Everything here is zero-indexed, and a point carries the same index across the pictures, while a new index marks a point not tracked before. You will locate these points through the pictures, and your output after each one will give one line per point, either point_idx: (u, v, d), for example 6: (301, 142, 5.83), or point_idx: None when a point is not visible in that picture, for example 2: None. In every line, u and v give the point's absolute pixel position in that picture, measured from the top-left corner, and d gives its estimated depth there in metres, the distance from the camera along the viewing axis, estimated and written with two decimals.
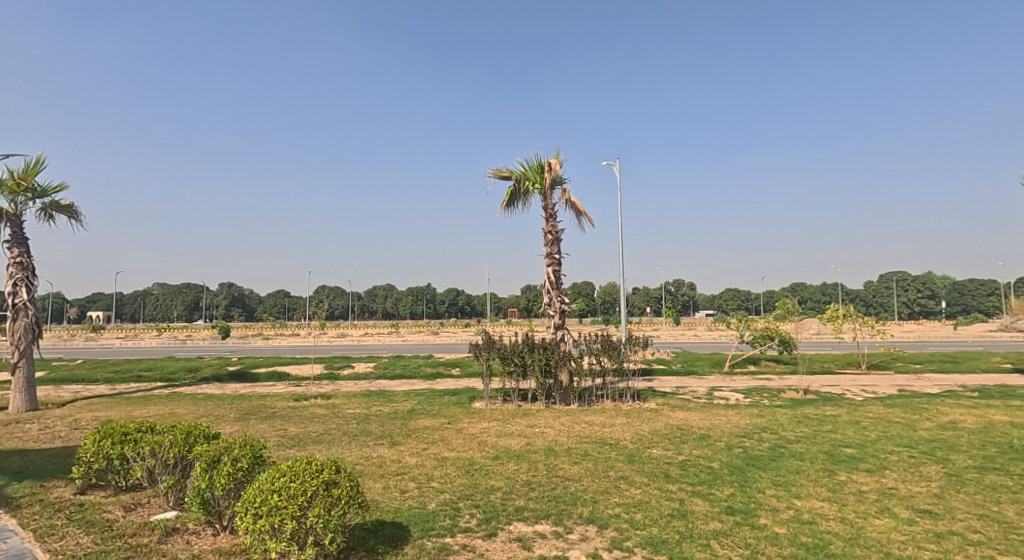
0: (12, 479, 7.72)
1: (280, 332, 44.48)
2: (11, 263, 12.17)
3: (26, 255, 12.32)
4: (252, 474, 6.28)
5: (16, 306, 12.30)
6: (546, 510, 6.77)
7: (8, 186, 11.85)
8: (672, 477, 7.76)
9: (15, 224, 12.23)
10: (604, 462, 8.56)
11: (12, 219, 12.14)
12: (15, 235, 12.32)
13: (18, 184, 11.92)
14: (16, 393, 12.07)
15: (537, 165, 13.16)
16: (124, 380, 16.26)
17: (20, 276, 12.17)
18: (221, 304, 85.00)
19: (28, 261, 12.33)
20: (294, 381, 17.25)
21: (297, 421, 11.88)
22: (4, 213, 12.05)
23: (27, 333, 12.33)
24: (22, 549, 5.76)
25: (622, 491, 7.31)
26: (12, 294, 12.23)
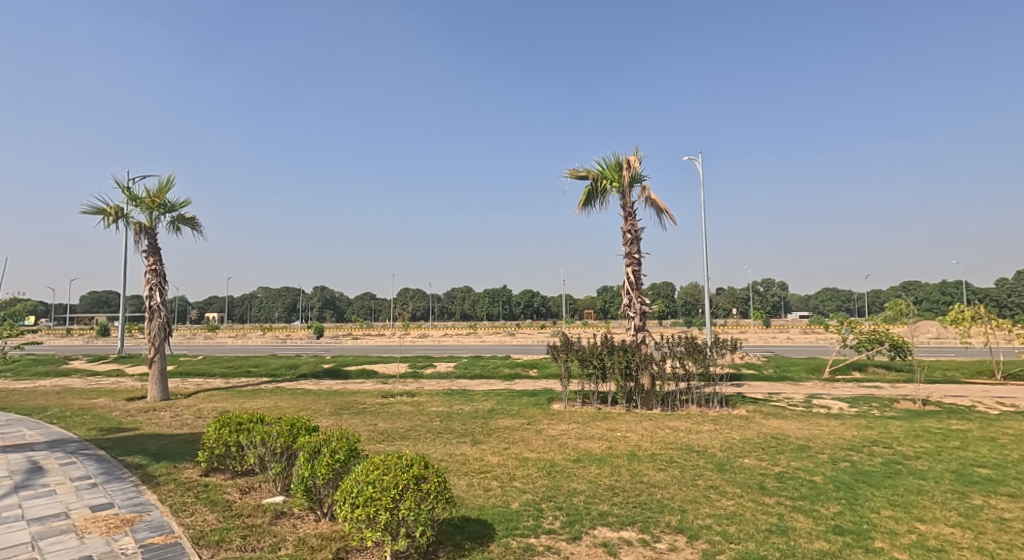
0: (153, 459, 8.49)
1: (368, 333, 46.19)
2: (148, 271, 13.38)
3: (160, 263, 13.52)
4: (349, 465, 6.58)
5: (152, 308, 13.54)
6: (632, 517, 6.60)
7: (146, 203, 13.07)
8: (768, 490, 7.35)
9: (152, 236, 13.46)
10: (692, 470, 8.25)
11: (148, 232, 13.36)
12: (152, 246, 13.56)
13: (154, 202, 13.10)
14: (152, 385, 13.30)
15: (616, 163, 12.93)
16: (237, 374, 17.61)
17: (155, 281, 13.38)
18: (314, 305, 89.93)
19: (162, 268, 13.53)
20: (381, 378, 17.95)
21: (385, 417, 12.31)
22: (143, 226, 13.30)
23: (161, 331, 13.52)
24: (162, 521, 6.27)
25: (712, 502, 7.00)
26: (149, 297, 13.49)
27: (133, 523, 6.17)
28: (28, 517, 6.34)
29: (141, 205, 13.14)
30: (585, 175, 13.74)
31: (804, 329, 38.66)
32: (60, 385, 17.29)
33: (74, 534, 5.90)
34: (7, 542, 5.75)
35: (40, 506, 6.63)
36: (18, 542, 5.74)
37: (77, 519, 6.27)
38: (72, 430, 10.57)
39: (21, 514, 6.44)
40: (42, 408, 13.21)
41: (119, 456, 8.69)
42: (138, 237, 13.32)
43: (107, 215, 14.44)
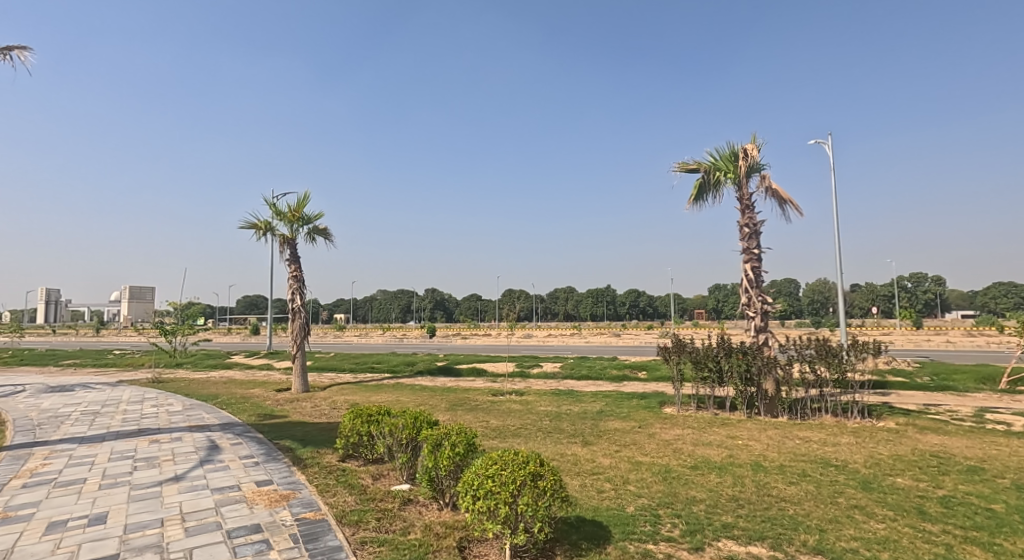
0: (300, 443, 9.25)
1: (475, 333, 47.01)
2: (291, 277, 14.75)
3: (301, 271, 14.85)
4: (468, 458, 6.68)
5: (295, 310, 14.88)
6: (761, 532, 6.13)
7: (288, 217, 14.38)
8: (929, 516, 6.55)
9: (294, 247, 14.77)
10: (830, 486, 7.54)
11: (291, 243, 14.66)
12: (293, 255, 14.88)
13: (295, 216, 14.39)
14: (296, 378, 14.56)
15: (730, 153, 12.23)
16: (362, 369, 18.75)
17: (296, 287, 14.70)
18: (425, 305, 93.90)
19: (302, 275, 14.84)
20: (491, 377, 18.27)
21: (496, 414, 12.48)
22: (286, 239, 14.64)
23: (303, 330, 14.77)
24: (311, 499, 6.73)
25: (858, 523, 6.35)
26: (292, 301, 14.87)
27: (290, 499, 6.69)
28: (212, 486, 7.15)
29: (285, 219, 14.48)
30: (696, 169, 13.14)
31: (969, 329, 36.27)
32: (222, 376, 19.49)
33: (246, 503, 6.54)
34: (199, 506, 6.50)
35: (219, 478, 7.44)
36: (206, 506, 6.47)
37: (247, 491, 6.95)
38: (235, 415, 11.83)
39: (206, 483, 7.28)
40: (208, 396, 14.92)
41: (274, 439, 9.57)
42: (283, 248, 14.65)
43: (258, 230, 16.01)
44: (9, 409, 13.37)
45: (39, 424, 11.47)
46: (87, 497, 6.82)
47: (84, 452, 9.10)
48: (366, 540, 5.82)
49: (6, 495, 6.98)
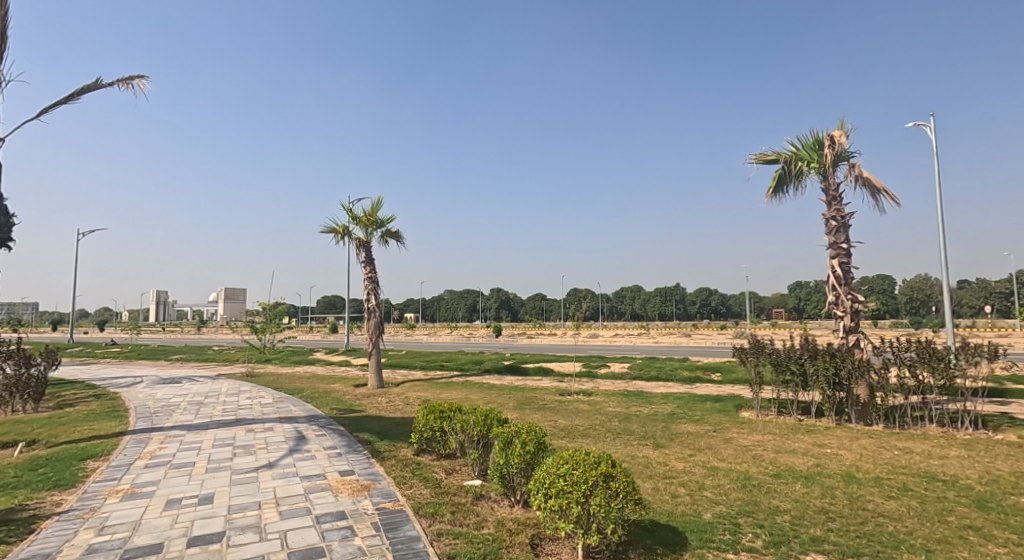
0: (377, 437, 9.66)
1: (544, 333, 44.92)
2: (366, 279, 15.53)
3: (374, 272, 15.57)
4: (539, 457, 6.72)
5: (370, 309, 15.62)
6: (856, 548, 5.83)
7: (363, 221, 15.02)
8: None
9: (368, 250, 15.39)
10: (937, 503, 7.02)
11: (366, 246, 15.29)
12: (368, 258, 15.54)
13: (369, 220, 15.02)
14: (370, 374, 15.28)
15: (814, 141, 11.66)
16: (432, 367, 19.23)
17: (370, 287, 15.44)
18: (491, 305, 94.93)
19: (376, 276, 15.57)
20: (557, 376, 18.27)
21: (564, 414, 12.48)
22: (362, 242, 15.31)
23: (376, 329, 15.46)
24: (389, 490, 7.12)
25: (972, 546, 5.89)
26: (367, 300, 15.61)
27: (370, 488, 7.18)
28: (301, 474, 7.87)
29: (360, 223, 15.14)
30: (775, 160, 12.62)
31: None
32: (304, 372, 20.60)
33: (331, 491, 7.13)
34: (290, 492, 7.19)
35: (307, 467, 8.17)
36: (297, 492, 7.15)
37: (332, 480, 7.58)
38: (319, 408, 12.53)
39: (296, 471, 8.02)
40: (294, 389, 15.86)
41: (353, 432, 10.05)
42: (358, 251, 15.30)
43: (336, 234, 16.76)
44: (127, 397, 14.86)
45: (156, 410, 12.68)
46: (197, 478, 7.76)
47: (192, 437, 10.01)
48: (441, 532, 5.99)
49: (132, 473, 8.01)
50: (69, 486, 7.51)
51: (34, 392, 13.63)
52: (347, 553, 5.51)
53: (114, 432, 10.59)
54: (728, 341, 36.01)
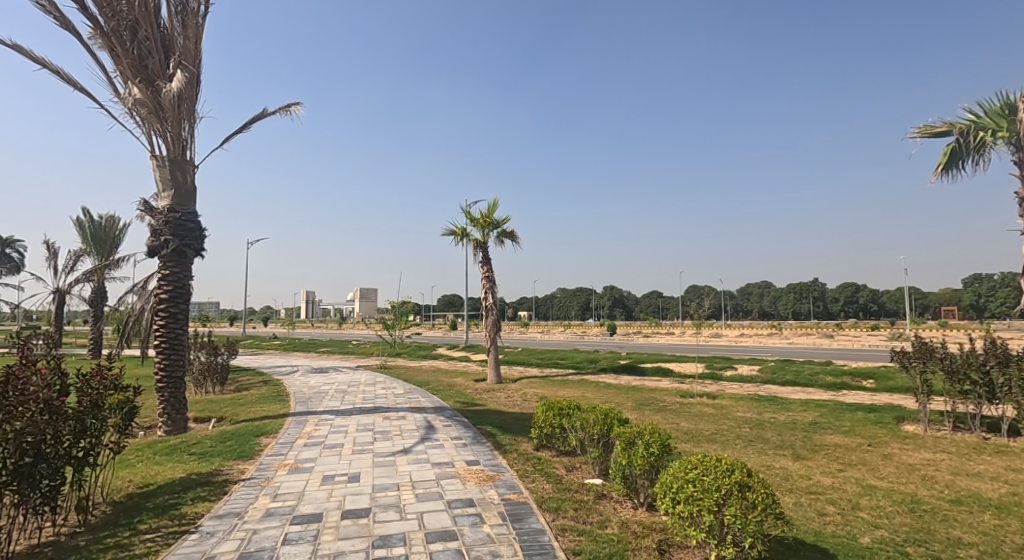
0: (499, 430, 9.99)
1: (667, 334, 42.70)
2: (483, 278, 16.25)
3: (490, 270, 16.23)
4: (664, 460, 6.58)
5: (487, 307, 16.25)
6: None
7: (480, 223, 15.56)
8: None
9: (485, 250, 15.90)
10: None
11: (483, 247, 15.81)
12: (484, 257, 16.13)
13: (486, 222, 15.53)
14: (489, 369, 15.86)
15: (1001, 107, 9.76)
16: (547, 364, 19.43)
17: (487, 285, 16.11)
18: (607, 304, 93.88)
19: (492, 275, 16.22)
20: (678, 377, 17.69)
21: (688, 417, 12.05)
22: (479, 242, 15.88)
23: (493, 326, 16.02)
24: (513, 483, 7.32)
25: None
26: (484, 298, 16.26)
27: (495, 479, 7.46)
28: (433, 461, 8.35)
29: (477, 224, 15.71)
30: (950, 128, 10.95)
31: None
32: (428, 366, 21.76)
33: (460, 479, 7.49)
34: (424, 476, 7.66)
35: (437, 454, 8.64)
36: (430, 478, 7.60)
37: (460, 468, 7.95)
38: (444, 400, 13.18)
39: (428, 457, 8.52)
40: (422, 382, 16.81)
41: (476, 424, 10.46)
42: (476, 251, 15.88)
43: (455, 236, 17.49)
44: (288, 383, 16.69)
45: (310, 396, 14.06)
46: (346, 458, 8.54)
47: (339, 422, 10.94)
48: (565, 527, 6.05)
49: (295, 449, 9.03)
50: (249, 457, 8.66)
51: (221, 376, 15.80)
52: (478, 539, 5.76)
53: (279, 413, 11.94)
54: (881, 342, 32.60)
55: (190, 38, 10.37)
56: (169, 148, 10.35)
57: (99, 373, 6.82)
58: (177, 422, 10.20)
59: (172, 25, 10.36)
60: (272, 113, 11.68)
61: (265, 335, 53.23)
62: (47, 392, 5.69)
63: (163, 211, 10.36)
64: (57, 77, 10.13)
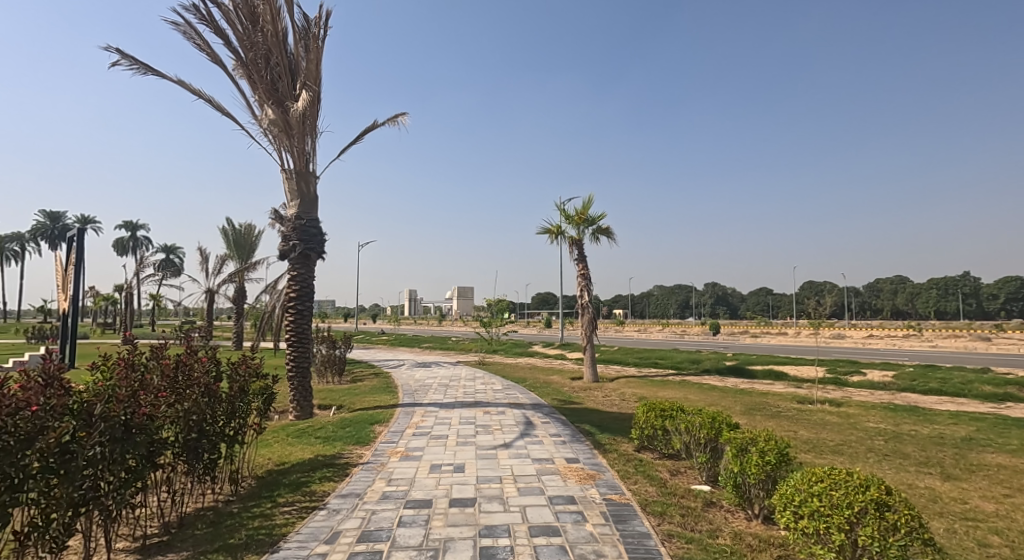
0: (598, 429, 9.83)
1: (780, 334, 40.88)
2: (579, 275, 16.13)
3: (585, 267, 16.08)
4: (782, 470, 6.13)
5: (582, 305, 16.08)
6: None
7: (575, 220, 15.40)
8: None
9: (581, 247, 15.72)
10: None
11: (578, 244, 15.64)
12: (579, 254, 15.96)
13: (581, 218, 15.33)
14: (586, 367, 15.71)
15: None
16: (647, 364, 18.91)
17: (582, 282, 15.98)
18: (710, 302, 90.06)
19: (587, 271, 16.06)
20: (793, 381, 16.55)
21: (808, 425, 11.20)
22: (574, 239, 15.73)
23: (590, 324, 15.84)
24: (614, 483, 7.13)
25: None
26: (580, 296, 16.10)
27: (596, 478, 7.30)
28: (533, 456, 8.32)
29: (572, 221, 15.56)
30: None
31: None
32: (525, 363, 21.95)
33: (560, 476, 7.40)
34: (525, 471, 7.63)
35: (537, 450, 8.60)
36: (531, 473, 7.57)
37: (559, 465, 7.86)
38: (542, 397, 13.17)
39: (528, 453, 8.51)
40: (519, 378, 16.96)
41: (574, 422, 10.36)
42: (571, 249, 15.76)
43: (550, 233, 17.44)
44: (395, 376, 17.50)
45: (415, 388, 14.63)
46: (450, 448, 8.73)
47: (444, 414, 11.22)
48: (672, 533, 5.78)
49: (405, 438, 9.37)
50: (366, 443, 9.11)
51: (339, 367, 16.88)
52: (581, 537, 5.63)
53: (390, 403, 12.49)
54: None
55: (313, 61, 11.03)
56: (295, 163, 11.04)
57: (245, 362, 7.49)
58: (305, 409, 10.98)
59: (297, 50, 11.07)
60: (381, 123, 12.10)
61: (375, 330, 56.24)
62: (207, 378, 6.32)
63: (291, 219, 11.16)
64: (206, 103, 11.10)
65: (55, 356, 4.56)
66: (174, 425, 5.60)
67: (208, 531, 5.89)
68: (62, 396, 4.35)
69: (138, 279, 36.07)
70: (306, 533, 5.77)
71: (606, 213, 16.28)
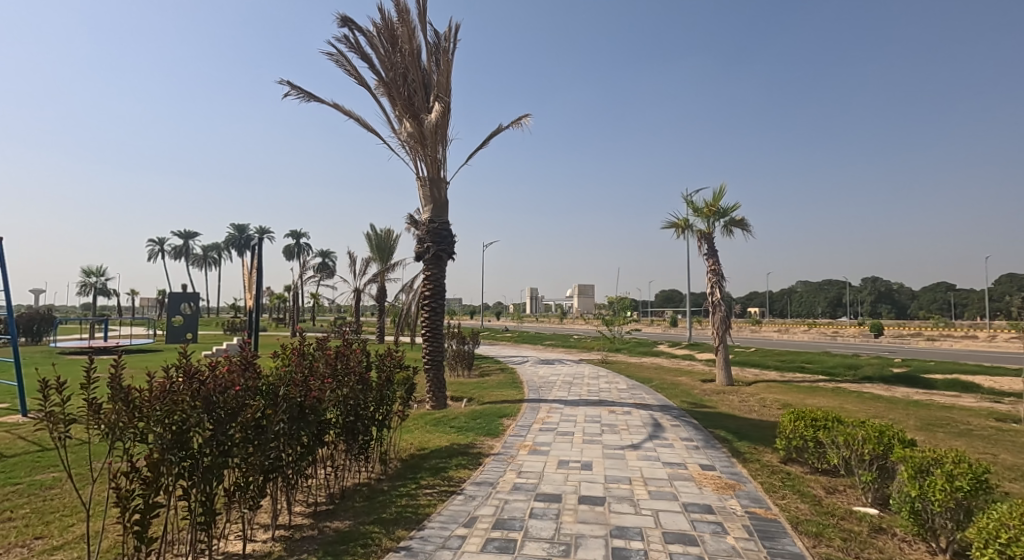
0: (735, 436, 9.11)
1: (949, 334, 37.99)
2: (709, 271, 15.19)
3: (716, 262, 15.11)
4: (977, 499, 5.18)
5: (714, 303, 15.09)
6: None
7: (704, 213, 14.52)
8: None
9: (711, 242, 14.80)
10: None
11: (708, 238, 14.74)
12: (709, 249, 15.02)
13: (710, 211, 14.43)
14: (718, 370, 14.77)
15: None
16: (791, 368, 17.34)
17: (714, 279, 15.03)
18: (867, 300, 81.20)
19: (718, 267, 15.09)
20: (987, 395, 14.15)
21: (1009, 449, 9.47)
22: (703, 233, 14.83)
23: (723, 324, 14.84)
24: (758, 496, 6.51)
25: None
26: (711, 293, 15.15)
27: (736, 488, 6.70)
28: (663, 460, 7.85)
29: (701, 214, 14.69)
30: None
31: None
32: (653, 362, 21.16)
33: (695, 483, 6.88)
34: (655, 475, 7.20)
35: (668, 454, 8.11)
36: (662, 476, 7.12)
37: (693, 472, 7.33)
38: (670, 399, 12.51)
39: (658, 456, 8.05)
40: (645, 378, 16.35)
41: (709, 427, 9.71)
42: (700, 243, 14.89)
43: (676, 228, 16.62)
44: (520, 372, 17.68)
45: (540, 384, 14.62)
46: (577, 446, 8.51)
47: (569, 411, 11.03)
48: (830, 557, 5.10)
49: (532, 433, 9.31)
50: (495, 435, 9.18)
51: (468, 361, 17.37)
52: (722, 549, 5.16)
53: (516, 398, 12.59)
54: None
55: (444, 73, 11.34)
56: (428, 170, 11.38)
57: (390, 354, 7.85)
58: (440, 399, 11.36)
59: (428, 64, 11.46)
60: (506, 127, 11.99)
61: (506, 328, 57.47)
62: (361, 367, 6.70)
63: (425, 223, 11.56)
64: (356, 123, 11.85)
65: (250, 348, 5.16)
66: (337, 408, 6.05)
67: (365, 505, 6.15)
68: (255, 379, 4.87)
69: (300, 280, 40.00)
70: (447, 515, 5.85)
71: (739, 204, 15.18)
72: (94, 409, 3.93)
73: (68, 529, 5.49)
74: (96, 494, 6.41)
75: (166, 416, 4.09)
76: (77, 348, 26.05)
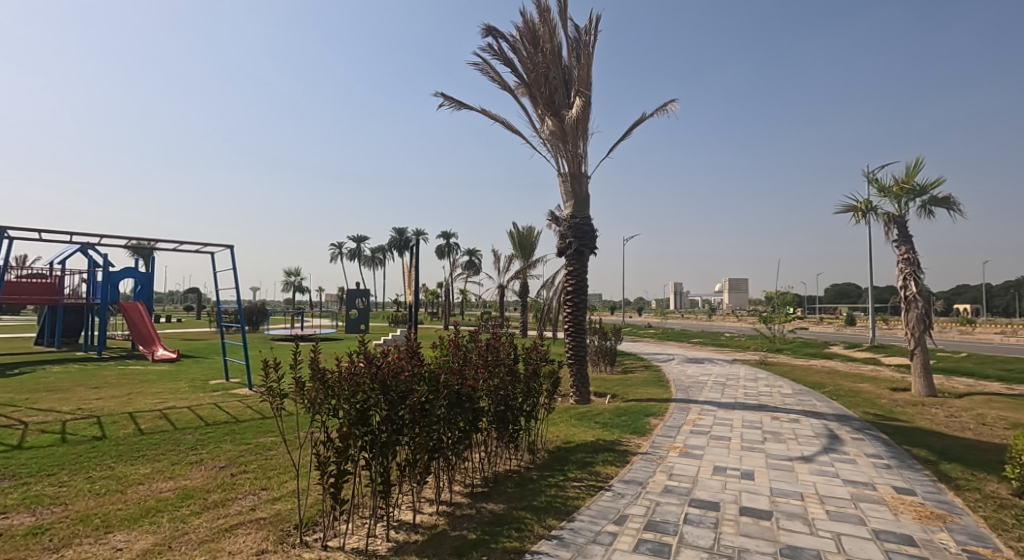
0: (940, 457, 7.48)
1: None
2: (901, 261, 12.92)
3: (910, 250, 12.80)
4: None
5: (909, 298, 12.76)
6: None
7: (894, 192, 12.35)
8: None
9: (902, 225, 12.57)
10: None
11: (898, 221, 12.53)
12: (900, 234, 12.77)
13: (901, 189, 12.24)
14: (915, 379, 12.51)
15: None
16: (1021, 380, 14.14)
17: (907, 270, 12.75)
18: None
19: (913, 256, 12.76)
20: None
21: None
22: (892, 216, 12.64)
23: (920, 324, 12.51)
24: (982, 533, 5.12)
25: None
26: (903, 287, 12.87)
27: (946, 520, 5.35)
28: (842, 477, 6.60)
29: (889, 193, 12.52)
30: None
31: None
32: (828, 366, 18.69)
33: (888, 507, 5.62)
34: (833, 493, 6.04)
35: (848, 470, 6.82)
36: (843, 496, 5.94)
37: (884, 494, 6.04)
38: (850, 408, 10.75)
39: (836, 472, 6.80)
40: (817, 383, 14.42)
41: (903, 444, 8.10)
42: (889, 228, 12.72)
43: (855, 211, 14.41)
44: (670, 370, 16.60)
45: (690, 384, 13.51)
46: (736, 452, 7.50)
47: (724, 414, 9.93)
48: None
49: (682, 434, 8.45)
50: (642, 433, 8.49)
51: (610, 357, 16.68)
52: None
53: (663, 397, 11.72)
54: None
55: (586, 67, 10.77)
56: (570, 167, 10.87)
57: (535, 347, 7.49)
58: (583, 393, 10.91)
59: (570, 61, 10.96)
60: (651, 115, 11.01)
61: (666, 325, 54.86)
62: (510, 359, 6.43)
63: (567, 219, 11.08)
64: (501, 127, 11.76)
65: (414, 338, 4.99)
66: (489, 398, 5.82)
67: (516, 490, 5.86)
68: (421, 365, 4.75)
69: (450, 279, 41.78)
70: (596, 509, 5.33)
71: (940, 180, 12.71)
72: (299, 387, 4.14)
73: (283, 484, 5.83)
74: (304, 457, 6.79)
75: (353, 395, 4.14)
76: (285, 334, 29.75)
